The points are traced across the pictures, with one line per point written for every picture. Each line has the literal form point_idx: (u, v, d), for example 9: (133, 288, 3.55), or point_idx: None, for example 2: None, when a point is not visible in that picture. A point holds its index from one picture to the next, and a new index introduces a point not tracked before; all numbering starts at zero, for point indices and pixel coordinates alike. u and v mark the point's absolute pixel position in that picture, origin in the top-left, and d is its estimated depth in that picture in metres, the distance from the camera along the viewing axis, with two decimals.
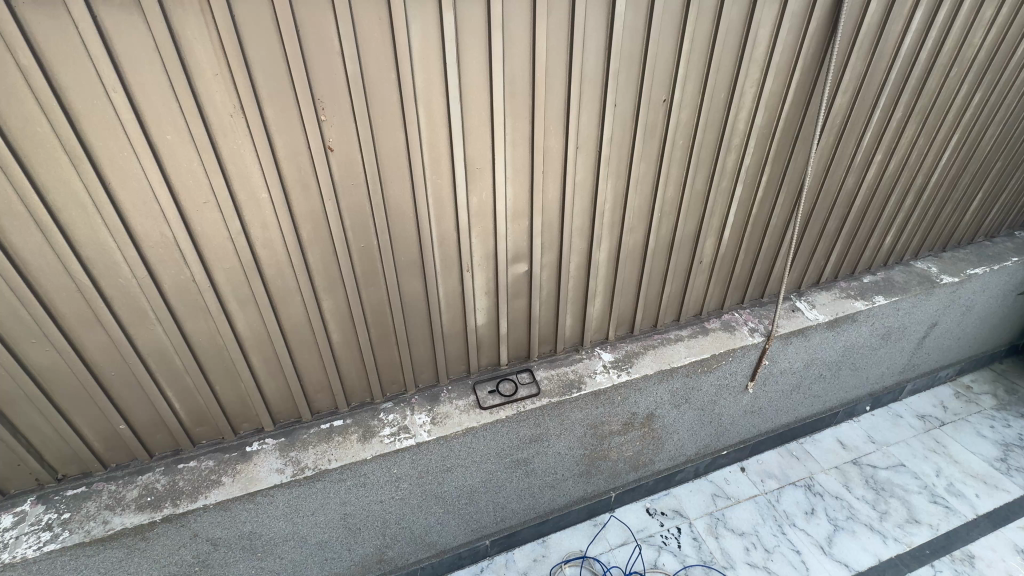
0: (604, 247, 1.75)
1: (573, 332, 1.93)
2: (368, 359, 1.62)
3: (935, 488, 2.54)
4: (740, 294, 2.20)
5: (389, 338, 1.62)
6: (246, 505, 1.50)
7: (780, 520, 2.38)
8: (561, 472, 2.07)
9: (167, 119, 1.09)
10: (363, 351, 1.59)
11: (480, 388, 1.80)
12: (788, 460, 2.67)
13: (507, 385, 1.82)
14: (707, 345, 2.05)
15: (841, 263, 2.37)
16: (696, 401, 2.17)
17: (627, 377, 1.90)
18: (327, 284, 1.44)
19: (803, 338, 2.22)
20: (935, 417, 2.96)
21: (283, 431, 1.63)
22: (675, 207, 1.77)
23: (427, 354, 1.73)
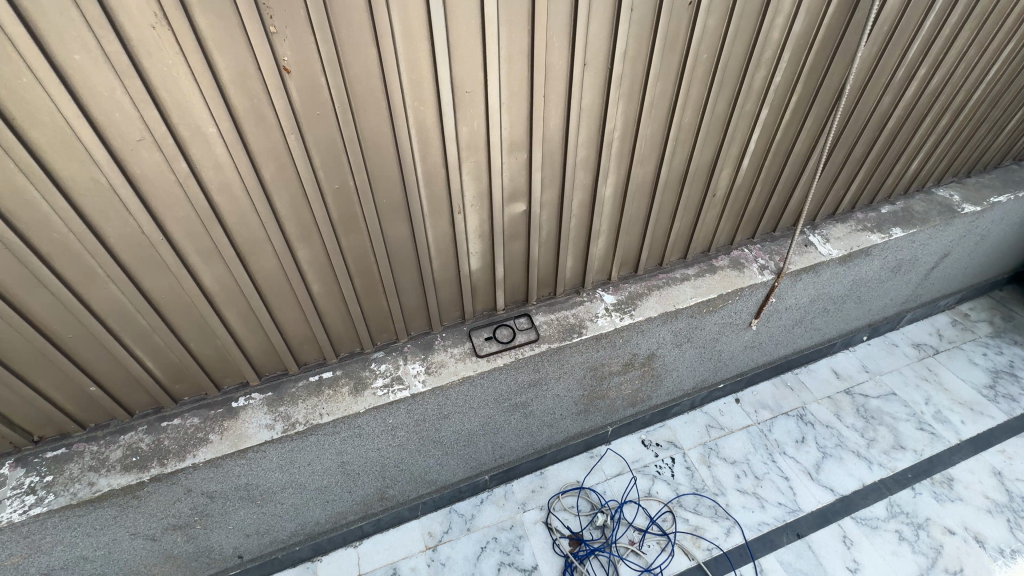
0: (611, 182, 1.57)
1: (574, 273, 1.81)
2: (355, 310, 1.49)
3: (923, 416, 2.60)
4: (752, 228, 2.06)
5: (376, 287, 1.49)
6: (238, 461, 1.46)
7: (771, 448, 2.45)
8: (560, 412, 2.06)
9: (71, 34, 0.86)
10: (349, 302, 1.47)
11: (476, 334, 1.71)
12: (782, 390, 2.69)
13: (505, 331, 1.72)
14: (714, 284, 1.94)
15: (861, 193, 2.21)
16: (698, 339, 2.11)
17: (630, 320, 1.81)
18: (301, 232, 1.27)
19: (813, 274, 2.12)
20: (930, 346, 2.97)
21: (269, 385, 1.55)
22: (692, 135, 1.57)
23: (419, 301, 1.61)
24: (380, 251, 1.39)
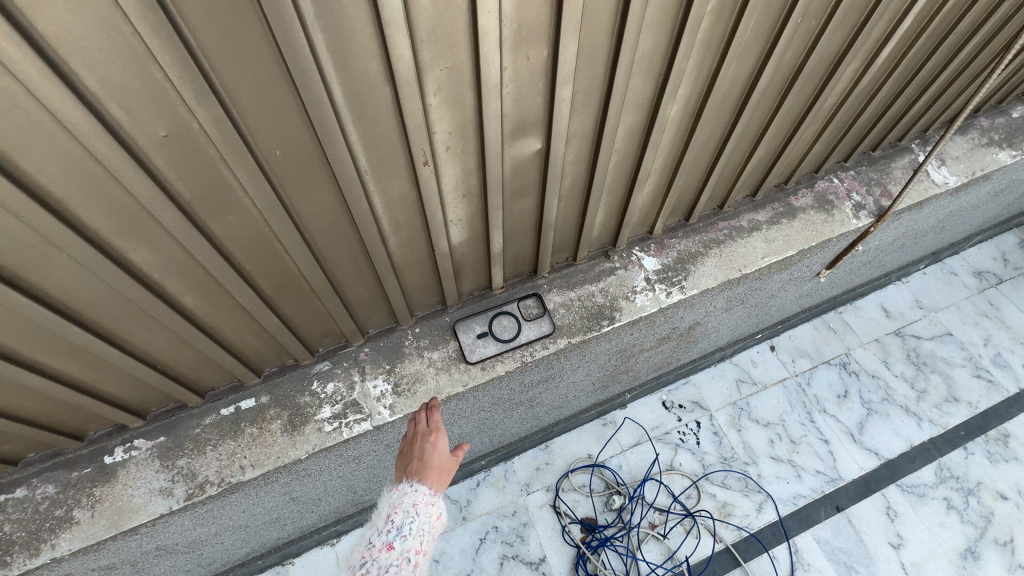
0: (681, 97, 0.94)
1: (604, 230, 1.24)
2: (265, 320, 0.96)
3: (980, 360, 2.27)
4: (849, 148, 1.47)
5: (298, 284, 0.96)
6: (129, 539, 1.01)
7: (809, 406, 2.12)
8: (574, 394, 1.63)
9: None
10: (251, 309, 0.94)
11: (465, 329, 1.19)
12: (824, 334, 2.30)
13: (506, 322, 1.20)
14: (794, 235, 1.38)
15: (996, 90, 1.58)
16: (754, 299, 1.62)
17: (679, 297, 1.28)
18: (125, 225, 0.74)
19: (915, 211, 1.57)
20: (993, 274, 2.54)
21: (160, 425, 1.05)
22: (824, 6, 0.91)
23: (373, 295, 1.07)
24: (282, 231, 0.83)
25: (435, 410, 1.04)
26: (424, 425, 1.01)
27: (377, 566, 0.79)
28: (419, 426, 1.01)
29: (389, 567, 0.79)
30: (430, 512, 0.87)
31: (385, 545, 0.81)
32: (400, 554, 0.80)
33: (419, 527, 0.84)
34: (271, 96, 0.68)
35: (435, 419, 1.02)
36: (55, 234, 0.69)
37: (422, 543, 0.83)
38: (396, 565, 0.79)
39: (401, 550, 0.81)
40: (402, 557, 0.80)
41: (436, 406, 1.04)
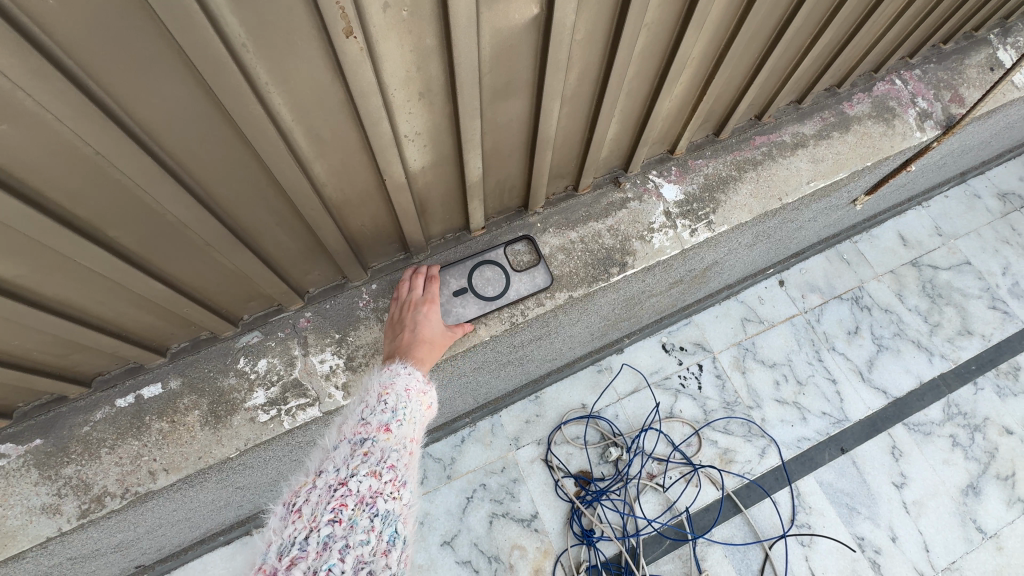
0: None
1: (615, 149, 0.95)
2: (110, 269, 0.72)
3: (997, 290, 2.12)
4: (923, 37, 1.15)
5: (159, 219, 0.71)
6: (25, 551, 0.85)
7: (818, 344, 1.97)
8: (569, 348, 1.42)
9: None
10: (75, 256, 0.68)
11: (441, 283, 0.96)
12: (837, 267, 2.11)
13: (489, 274, 0.97)
14: (845, 155, 1.11)
15: None
16: (780, 234, 1.37)
17: (705, 236, 1.02)
18: None
19: (982, 122, 1.29)
20: (1018, 196, 2.33)
21: (40, 426, 0.88)
22: None
23: (287, 231, 0.83)
24: (84, 130, 0.55)
25: (433, 283, 0.94)
26: (419, 297, 0.92)
27: (377, 447, 0.70)
28: (414, 296, 0.92)
29: (390, 449, 0.70)
30: (424, 401, 0.80)
31: (383, 428, 0.72)
32: (400, 438, 0.72)
33: (414, 412, 0.77)
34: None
35: (432, 292, 0.93)
36: None
37: (416, 431, 0.76)
38: (397, 449, 0.71)
39: (400, 436, 0.73)
40: (401, 442, 0.72)
41: (435, 279, 0.94)
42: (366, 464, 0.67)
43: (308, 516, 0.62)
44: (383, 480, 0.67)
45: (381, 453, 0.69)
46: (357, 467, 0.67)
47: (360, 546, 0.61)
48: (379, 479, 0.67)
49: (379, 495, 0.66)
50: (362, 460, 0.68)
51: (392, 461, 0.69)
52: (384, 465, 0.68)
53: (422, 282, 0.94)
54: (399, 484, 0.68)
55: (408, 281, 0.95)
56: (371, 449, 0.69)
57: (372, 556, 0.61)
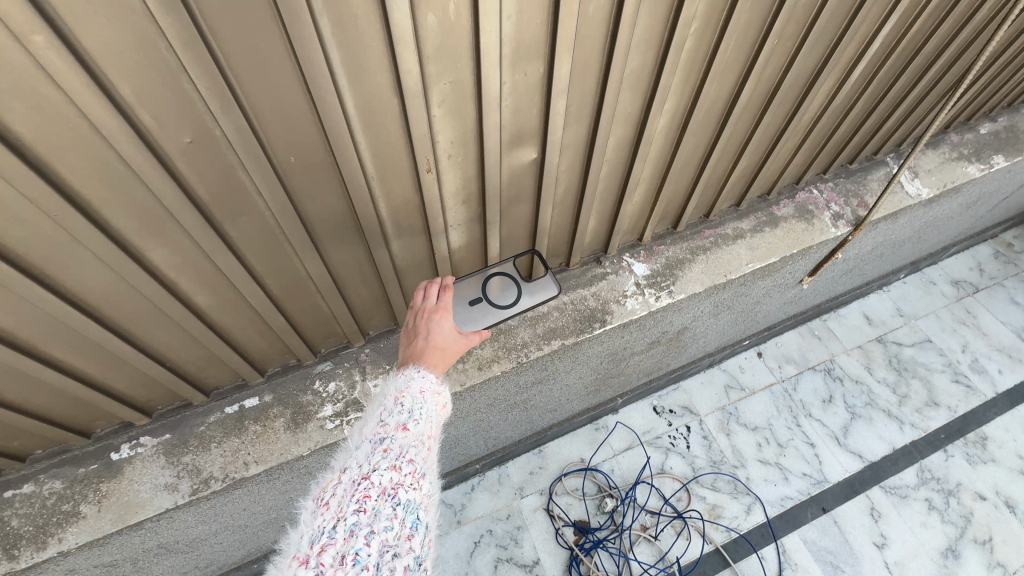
0: (667, 109, 1.00)
1: (596, 236, 1.30)
2: (262, 304, 0.94)
3: (959, 366, 2.34)
4: (828, 160, 1.54)
5: (296, 270, 0.93)
6: (132, 535, 1.04)
7: (796, 411, 2.18)
8: (566, 399, 1.67)
9: None
10: (245, 293, 0.91)
11: (457, 295, 1.16)
12: (809, 342, 2.37)
13: (501, 285, 1.19)
14: (776, 243, 1.45)
15: (964, 108, 1.66)
16: (739, 306, 1.67)
17: (667, 301, 1.34)
18: (144, 222, 0.72)
19: (890, 221, 1.64)
20: (970, 283, 2.64)
21: (166, 422, 1.08)
22: (799, 27, 0.98)
23: (370, 286, 1.07)
24: (281, 213, 0.79)
25: (447, 292, 1.04)
26: (433, 304, 1.01)
27: (396, 444, 0.74)
28: (429, 303, 1.01)
29: (409, 445, 0.75)
30: (439, 399, 0.85)
31: (401, 426, 0.77)
32: (417, 436, 0.77)
33: (429, 412, 0.82)
34: (279, 85, 0.66)
35: (445, 299, 1.02)
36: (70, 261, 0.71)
37: (431, 429, 0.81)
38: (415, 445, 0.76)
39: (417, 433, 0.78)
40: (418, 439, 0.77)
41: (448, 289, 1.03)
42: (386, 459, 0.72)
43: (335, 506, 0.67)
44: (404, 473, 0.72)
45: (400, 449, 0.74)
46: (379, 461, 0.72)
47: (385, 531, 0.65)
48: (400, 471, 0.71)
49: (400, 486, 0.70)
50: (383, 456, 0.72)
51: (411, 455, 0.74)
52: (404, 459, 0.73)
53: (437, 290, 1.04)
54: (419, 476, 0.73)
55: (423, 290, 1.04)
56: (390, 445, 0.74)
57: (398, 539, 0.66)
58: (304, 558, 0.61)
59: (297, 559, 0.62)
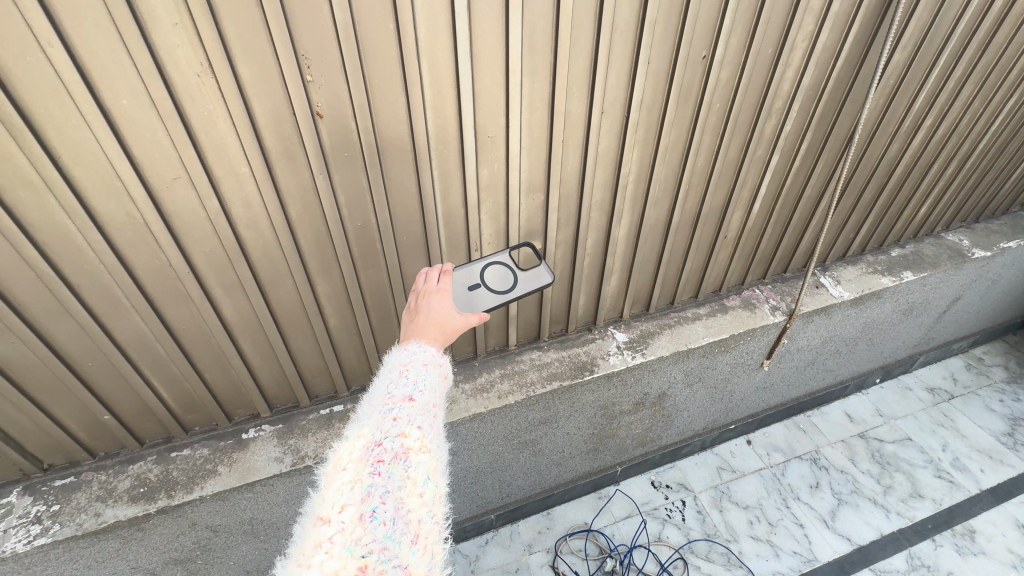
0: (625, 222, 1.60)
1: (587, 309, 1.83)
2: (366, 329, 1.46)
3: (940, 463, 2.54)
4: (764, 268, 2.09)
5: (389, 308, 1.48)
6: (245, 494, 1.44)
7: (784, 494, 2.38)
8: (569, 451, 2.03)
9: (120, 80, 0.89)
10: (359, 320, 1.44)
11: (457, 282, 1.36)
12: (794, 433, 2.65)
13: (498, 275, 1.39)
14: (725, 324, 1.93)
15: (869, 236, 2.24)
16: (710, 379, 2.08)
17: (641, 360, 1.80)
18: (322, 266, 1.30)
19: (824, 316, 2.11)
20: (945, 390, 2.92)
21: (280, 416, 1.55)
22: (704, 178, 1.60)
23: None
24: (392, 266, 1.36)
25: (446, 277, 1.12)
26: (432, 286, 1.07)
27: (404, 413, 0.73)
28: (428, 286, 1.08)
29: (416, 414, 0.74)
30: (440, 371, 0.83)
31: (407, 397, 0.76)
32: (423, 404, 0.76)
33: (432, 382, 0.80)
34: (408, 199, 1.27)
35: (444, 283, 1.09)
36: (276, 285, 1.29)
37: (437, 396, 0.80)
38: (422, 413, 0.75)
39: (424, 402, 0.76)
40: (425, 407, 0.76)
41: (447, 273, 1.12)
42: (396, 427, 0.71)
43: (350, 470, 0.68)
44: (414, 438, 0.71)
45: (409, 417, 0.73)
46: (388, 429, 0.71)
47: (399, 490, 0.66)
48: (409, 438, 0.71)
49: (412, 450, 0.70)
50: (392, 423, 0.72)
51: (419, 423, 0.73)
52: (413, 426, 0.72)
53: (435, 276, 1.12)
54: (429, 440, 0.73)
55: (423, 277, 1.12)
56: (398, 414, 0.73)
57: (412, 498, 0.67)
58: (326, 515, 0.64)
59: (320, 516, 0.65)
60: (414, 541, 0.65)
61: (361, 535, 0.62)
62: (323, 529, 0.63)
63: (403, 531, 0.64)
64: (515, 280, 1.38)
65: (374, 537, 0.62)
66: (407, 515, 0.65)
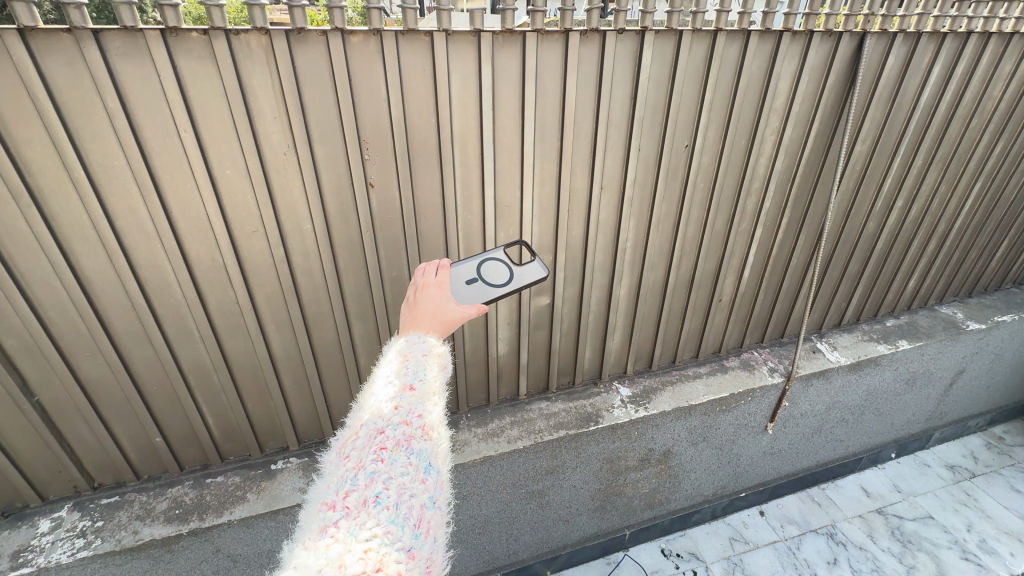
0: (625, 283, 1.79)
1: (593, 363, 1.97)
2: None
3: (966, 544, 2.43)
4: (761, 332, 2.23)
5: None
6: (268, 523, 1.53)
7: (800, 569, 2.30)
8: (576, 506, 2.07)
9: (228, 156, 1.18)
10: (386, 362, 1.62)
11: (456, 278, 1.31)
12: (809, 506, 2.60)
13: (494, 269, 1.35)
14: (725, 383, 2.04)
15: (861, 306, 2.39)
16: (715, 439, 2.13)
17: (644, 413, 1.90)
18: (359, 310, 1.51)
19: (824, 380, 2.19)
20: (966, 468, 2.85)
21: (307, 450, 1.69)
22: (696, 246, 1.82)
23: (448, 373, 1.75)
24: None
25: (444, 270, 1.19)
26: (431, 278, 1.15)
27: (405, 402, 0.85)
28: (427, 278, 1.15)
29: (416, 403, 0.85)
30: (440, 359, 0.95)
31: (407, 388, 0.87)
32: (423, 393, 0.87)
33: (432, 371, 0.92)
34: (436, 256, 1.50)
35: (442, 275, 1.16)
36: (319, 325, 1.50)
37: (436, 385, 0.91)
38: (422, 402, 0.86)
39: (423, 392, 0.88)
40: (424, 396, 0.87)
41: (444, 267, 1.18)
42: (398, 416, 0.83)
43: (356, 458, 0.78)
44: (415, 426, 0.83)
45: (409, 406, 0.84)
46: (391, 419, 0.82)
47: (401, 477, 0.77)
48: (410, 427, 0.82)
49: (412, 438, 0.81)
50: (395, 413, 0.83)
51: (419, 411, 0.84)
52: (413, 415, 0.83)
53: (433, 270, 1.20)
54: (428, 429, 0.84)
55: (421, 270, 1.19)
56: (400, 404, 0.84)
57: (412, 482, 0.78)
58: (334, 501, 0.74)
59: (328, 502, 0.75)
60: (414, 523, 0.75)
61: (365, 519, 0.72)
62: (330, 514, 0.73)
63: (404, 514, 0.74)
64: (516, 272, 1.36)
65: (377, 520, 0.72)
66: (407, 500, 0.76)
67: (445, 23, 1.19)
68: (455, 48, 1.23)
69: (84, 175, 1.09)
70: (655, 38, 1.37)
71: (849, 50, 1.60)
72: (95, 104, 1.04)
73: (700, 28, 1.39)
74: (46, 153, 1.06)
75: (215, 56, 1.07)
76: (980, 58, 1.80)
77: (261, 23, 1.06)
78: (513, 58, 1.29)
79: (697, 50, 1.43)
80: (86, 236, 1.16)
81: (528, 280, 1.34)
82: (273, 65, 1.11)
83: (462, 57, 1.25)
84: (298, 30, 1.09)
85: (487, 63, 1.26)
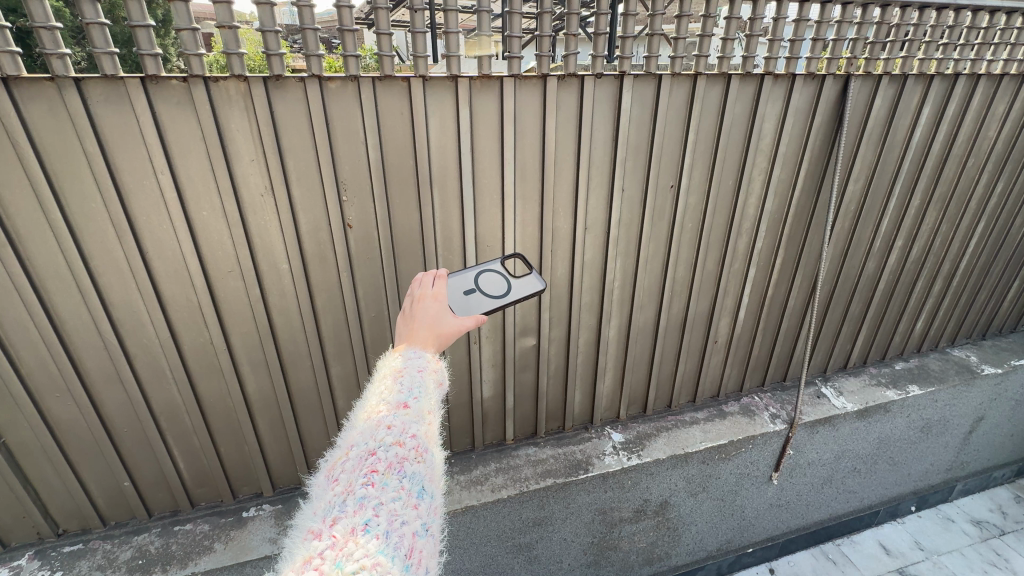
0: (614, 324, 1.75)
1: (583, 407, 1.91)
2: None
3: None
4: (761, 375, 2.15)
5: None
6: None
7: None
8: (568, 560, 1.94)
9: (205, 198, 1.19)
10: None
11: (452, 288, 1.26)
12: (823, 563, 2.42)
13: (493, 281, 1.32)
14: (723, 430, 1.94)
15: (868, 348, 2.31)
16: (715, 490, 2.01)
17: (637, 461, 1.80)
18: (338, 351, 1.48)
19: (830, 427, 2.08)
20: (993, 524, 2.66)
21: (281, 497, 1.62)
22: (686, 285, 1.78)
23: None
24: None
25: (441, 280, 1.15)
26: (428, 290, 1.10)
27: (398, 422, 0.81)
28: (424, 289, 1.11)
29: (411, 421, 0.81)
30: (436, 377, 0.92)
31: (401, 406, 0.83)
32: (418, 411, 0.84)
33: (427, 388, 0.88)
34: None
35: (440, 286, 1.12)
36: (295, 368, 1.47)
37: (431, 404, 0.88)
38: (416, 421, 0.82)
39: (417, 411, 0.84)
40: (419, 415, 0.83)
41: (442, 278, 1.14)
42: (391, 436, 0.79)
43: (345, 482, 0.74)
44: (409, 447, 0.79)
45: (403, 426, 0.80)
46: (384, 439, 0.78)
47: (392, 502, 0.73)
48: (403, 448, 0.78)
49: (406, 459, 0.77)
50: (387, 434, 0.79)
51: (413, 431, 0.80)
52: (406, 435, 0.79)
53: (430, 279, 1.15)
54: (422, 450, 0.80)
55: (417, 281, 1.14)
56: (393, 423, 0.80)
57: (404, 508, 0.73)
58: (320, 529, 0.69)
59: (314, 531, 0.69)
60: (406, 554, 0.69)
61: (353, 549, 0.66)
62: (316, 544, 0.67)
63: (395, 544, 0.69)
64: (514, 283, 1.32)
65: (366, 550, 0.67)
66: (398, 527, 0.71)
67: (423, 68, 1.21)
68: (432, 91, 1.25)
69: (59, 214, 1.10)
70: (634, 82, 1.39)
71: (834, 93, 1.60)
72: (73, 145, 1.06)
73: (679, 71, 1.41)
74: (24, 196, 1.08)
75: (195, 103, 1.10)
76: (972, 99, 1.79)
77: (239, 70, 1.10)
78: (492, 101, 1.30)
79: (678, 91, 1.44)
80: (59, 274, 1.16)
81: (528, 292, 1.30)
82: (252, 109, 1.14)
83: (441, 101, 1.26)
84: (276, 77, 1.12)
85: (465, 106, 1.28)
